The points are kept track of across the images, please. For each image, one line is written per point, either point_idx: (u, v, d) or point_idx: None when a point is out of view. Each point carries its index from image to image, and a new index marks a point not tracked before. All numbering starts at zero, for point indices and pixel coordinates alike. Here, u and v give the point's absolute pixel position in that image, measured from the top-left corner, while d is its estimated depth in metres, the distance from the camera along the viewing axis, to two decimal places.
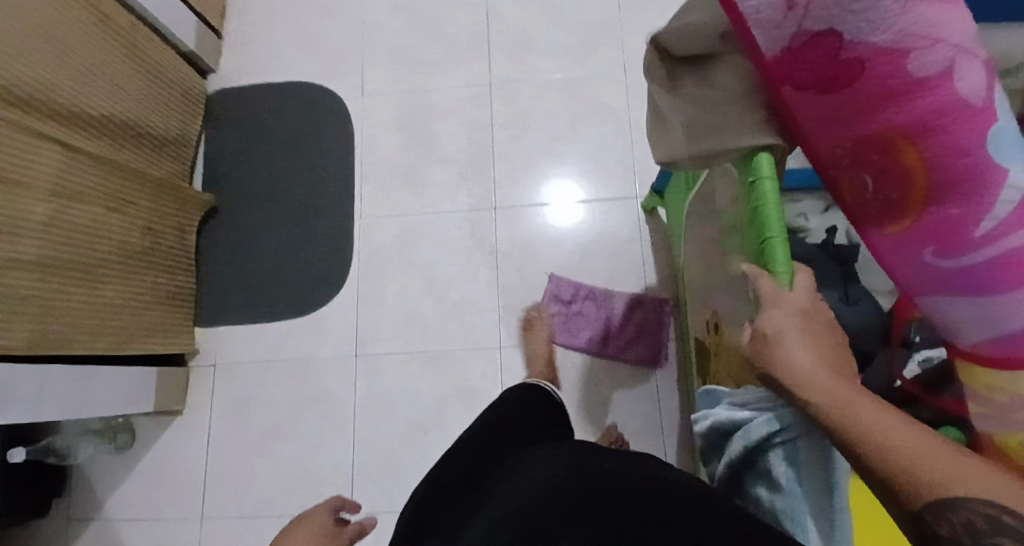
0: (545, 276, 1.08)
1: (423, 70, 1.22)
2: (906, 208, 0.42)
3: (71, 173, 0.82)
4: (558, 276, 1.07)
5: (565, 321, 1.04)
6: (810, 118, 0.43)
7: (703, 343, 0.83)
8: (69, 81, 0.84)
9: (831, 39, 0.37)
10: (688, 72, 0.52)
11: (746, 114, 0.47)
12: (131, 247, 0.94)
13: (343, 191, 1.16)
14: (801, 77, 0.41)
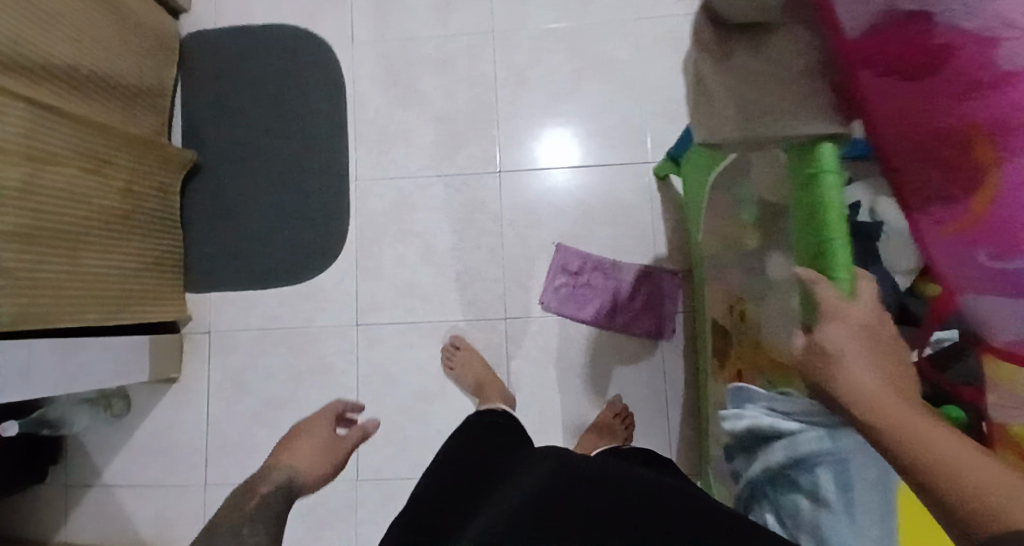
0: (551, 246, 1.03)
1: (417, 13, 1.10)
2: (965, 206, 0.35)
3: (34, 131, 0.74)
4: (565, 247, 1.03)
5: (572, 292, 1.02)
6: (880, 100, 0.38)
7: (721, 323, 0.82)
8: (17, 23, 0.73)
9: (921, 18, 0.32)
10: (742, 40, 0.45)
11: (808, 97, 0.42)
12: (114, 209, 0.88)
13: (335, 150, 1.08)
14: (877, 58, 0.36)
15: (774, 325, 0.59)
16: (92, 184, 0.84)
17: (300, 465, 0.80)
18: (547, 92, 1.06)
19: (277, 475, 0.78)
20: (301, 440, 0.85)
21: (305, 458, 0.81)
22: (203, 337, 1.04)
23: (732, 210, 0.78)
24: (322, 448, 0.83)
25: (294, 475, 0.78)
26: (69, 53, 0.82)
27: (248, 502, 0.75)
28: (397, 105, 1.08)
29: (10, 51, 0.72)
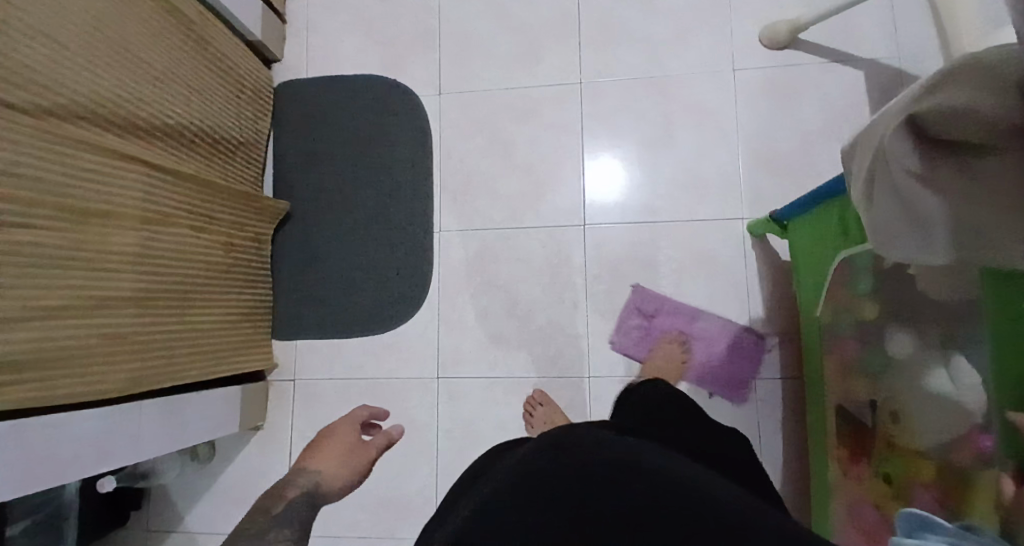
0: (625, 285, 1.01)
1: (501, 63, 1.09)
2: None
3: (151, 194, 0.76)
4: (640, 289, 1.00)
5: (643, 334, 0.99)
6: None
7: (846, 410, 0.79)
8: (135, 88, 0.75)
9: None
10: (948, 154, 0.40)
11: None
12: (215, 266, 0.89)
13: (418, 200, 1.08)
14: None
15: (933, 427, 0.59)
16: (198, 243, 0.86)
17: (327, 472, 0.80)
18: (641, 145, 1.04)
19: (302, 481, 0.77)
20: (330, 444, 0.85)
21: (331, 464, 0.81)
22: (286, 387, 1.06)
23: (852, 284, 0.73)
24: (344, 455, 0.83)
25: (319, 484, 0.78)
26: (182, 113, 0.84)
27: (273, 507, 0.73)
28: (481, 155, 1.08)
29: (127, 118, 0.74)
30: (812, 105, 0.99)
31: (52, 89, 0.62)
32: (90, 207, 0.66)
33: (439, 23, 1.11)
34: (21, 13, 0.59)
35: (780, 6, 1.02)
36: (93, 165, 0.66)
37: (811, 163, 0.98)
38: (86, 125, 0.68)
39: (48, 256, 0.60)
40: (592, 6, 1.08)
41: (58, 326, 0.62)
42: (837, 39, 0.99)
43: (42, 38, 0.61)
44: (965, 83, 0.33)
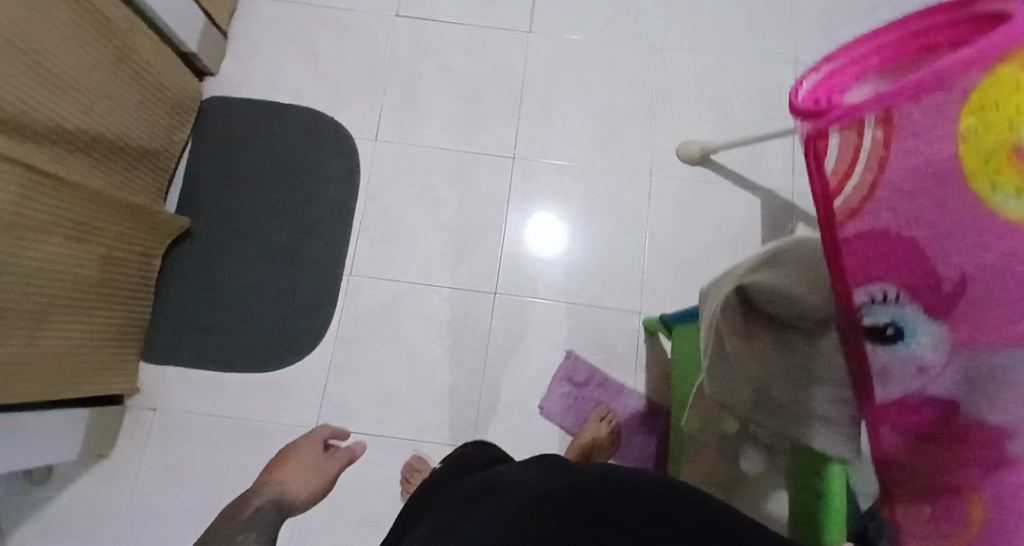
0: (562, 351, 1.03)
1: (438, 122, 1.12)
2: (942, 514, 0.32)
3: (29, 198, 0.70)
4: (575, 354, 1.02)
5: (571, 403, 1.01)
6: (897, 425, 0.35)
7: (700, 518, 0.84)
8: (34, 88, 0.71)
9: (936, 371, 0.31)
10: (771, 330, 0.45)
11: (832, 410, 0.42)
12: (87, 280, 0.83)
13: (334, 241, 1.06)
14: (900, 418, 0.35)
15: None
16: (71, 254, 0.79)
17: (291, 482, 0.69)
18: (564, 227, 1.08)
19: (267, 490, 0.67)
20: (290, 461, 0.74)
21: (296, 475, 0.71)
22: (147, 415, 0.97)
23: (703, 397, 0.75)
24: (312, 466, 0.73)
25: (285, 494, 0.67)
26: (79, 116, 0.80)
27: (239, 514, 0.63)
28: (405, 207, 1.08)
29: (14, 113, 0.69)
30: (716, 219, 1.07)
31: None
32: None
33: (386, 73, 1.13)
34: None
35: (701, 126, 1.12)
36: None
37: (708, 271, 1.05)
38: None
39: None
40: (536, 88, 1.14)
41: None
42: (743, 165, 1.09)
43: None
44: (793, 266, 0.43)
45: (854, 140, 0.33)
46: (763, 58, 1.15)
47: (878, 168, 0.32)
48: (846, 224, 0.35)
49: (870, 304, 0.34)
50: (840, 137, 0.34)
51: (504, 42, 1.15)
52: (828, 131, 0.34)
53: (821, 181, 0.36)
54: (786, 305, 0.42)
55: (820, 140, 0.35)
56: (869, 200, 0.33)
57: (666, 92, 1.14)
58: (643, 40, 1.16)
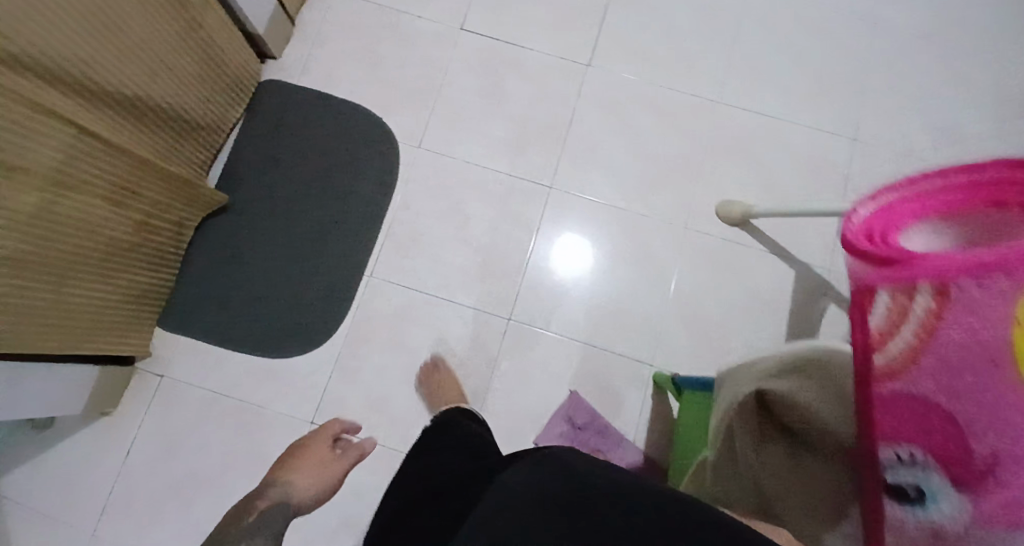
0: (564, 391, 1.01)
1: (482, 141, 1.12)
2: None
3: (72, 157, 0.73)
4: (576, 396, 1.01)
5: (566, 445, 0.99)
6: None
7: None
8: (96, 51, 0.74)
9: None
10: (782, 439, 0.44)
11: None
12: (119, 243, 0.85)
13: (361, 240, 1.07)
14: None
15: None
16: (108, 216, 0.82)
17: (297, 484, 0.79)
18: (588, 265, 1.07)
19: (273, 493, 0.78)
20: (301, 459, 0.84)
21: (304, 474, 0.81)
22: (154, 379, 0.99)
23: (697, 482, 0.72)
24: (320, 466, 0.83)
25: (289, 496, 0.78)
26: (137, 84, 0.82)
27: (252, 510, 0.76)
28: (436, 219, 1.09)
29: (68, 71, 0.71)
30: (741, 285, 1.05)
31: (2, 33, 0.59)
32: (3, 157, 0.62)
33: (442, 85, 1.14)
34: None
35: (743, 189, 1.10)
36: (15, 113, 0.62)
37: (726, 337, 1.03)
38: (15, 69, 0.63)
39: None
40: (585, 124, 1.14)
41: None
42: (782, 235, 1.07)
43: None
44: (818, 381, 0.42)
45: (902, 304, 0.32)
46: (819, 132, 1.14)
47: (923, 337, 0.30)
48: (881, 380, 0.33)
49: (895, 463, 0.32)
50: (888, 299, 0.33)
51: (563, 73, 1.16)
52: (878, 289, 0.34)
53: (863, 335, 0.35)
54: (804, 424, 0.42)
55: (868, 295, 0.35)
56: (911, 363, 0.31)
57: (715, 148, 1.13)
58: (701, 93, 1.15)
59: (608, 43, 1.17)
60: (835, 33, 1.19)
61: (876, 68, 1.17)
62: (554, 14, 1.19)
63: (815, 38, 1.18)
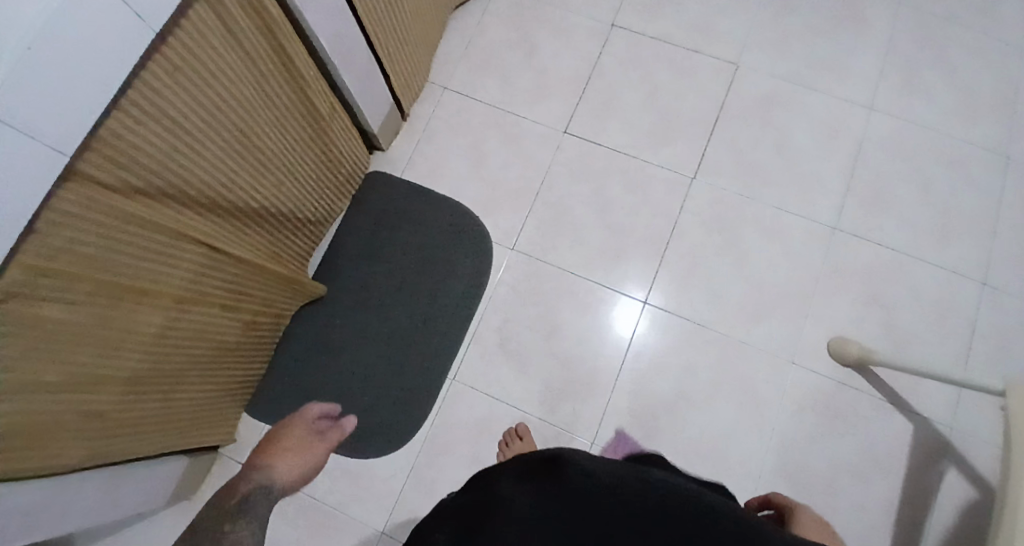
0: None
1: (579, 250, 1.13)
2: None
3: (199, 274, 0.74)
4: (623, 434, 1.02)
5: None
6: None
7: None
8: (234, 170, 0.77)
9: None
10: None
11: None
12: (227, 342, 0.86)
13: (449, 342, 1.07)
14: None
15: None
16: (222, 320, 0.83)
17: (278, 466, 0.86)
18: (676, 391, 1.05)
19: (258, 476, 0.85)
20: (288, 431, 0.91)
21: (283, 463, 0.87)
22: (237, 467, 1.00)
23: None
24: (298, 452, 0.89)
25: (270, 480, 0.84)
26: (263, 193, 0.84)
27: (230, 499, 0.81)
28: (526, 326, 1.08)
29: (209, 193, 0.73)
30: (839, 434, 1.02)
31: (148, 166, 0.62)
32: (134, 280, 0.64)
33: (542, 188, 1.16)
34: (142, 88, 0.56)
35: (860, 325, 1.08)
36: (148, 241, 0.64)
37: (823, 485, 1.00)
38: (164, 199, 0.66)
39: (59, 330, 0.56)
40: (685, 240, 1.14)
41: (54, 399, 0.58)
42: (899, 384, 1.05)
43: (154, 116, 0.60)
44: None
45: None
46: (927, 274, 1.11)
47: None
48: None
49: None
50: None
51: (667, 185, 1.17)
52: None
53: None
54: None
55: None
56: None
57: (821, 281, 1.11)
58: (820, 221, 1.15)
59: (714, 156, 1.18)
60: (963, 170, 1.17)
61: (1006, 209, 1.14)
62: (661, 123, 1.20)
63: (933, 170, 1.17)
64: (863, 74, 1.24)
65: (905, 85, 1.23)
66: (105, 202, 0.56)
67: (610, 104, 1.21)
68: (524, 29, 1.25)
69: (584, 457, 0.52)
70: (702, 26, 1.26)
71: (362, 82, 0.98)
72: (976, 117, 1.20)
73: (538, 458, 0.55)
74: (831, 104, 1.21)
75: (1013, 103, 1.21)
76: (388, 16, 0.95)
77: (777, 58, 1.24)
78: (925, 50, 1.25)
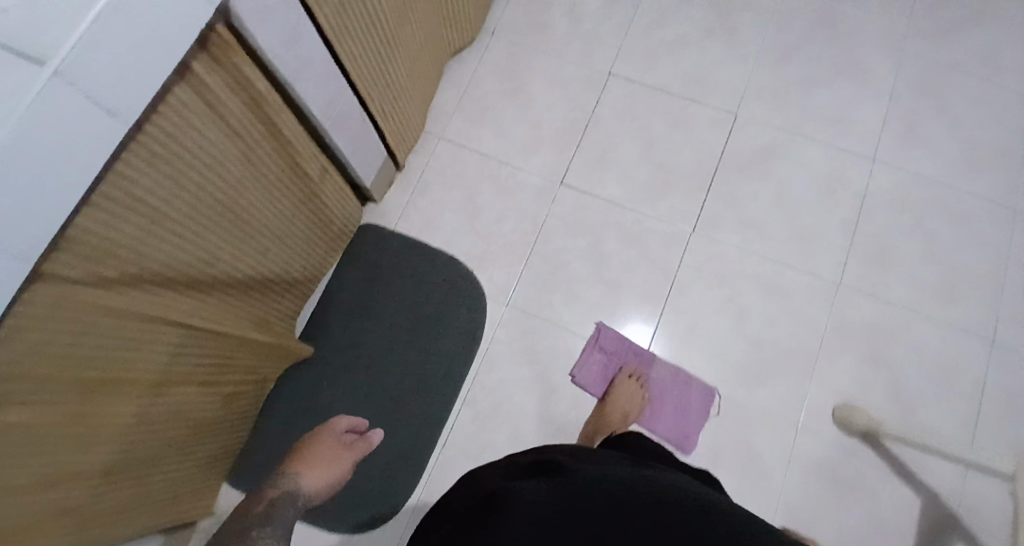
0: None
1: (575, 305, 1.10)
2: None
3: (179, 353, 0.72)
4: (604, 327, 1.09)
5: None
6: None
7: None
8: (220, 244, 0.74)
9: None
10: None
11: None
12: (207, 414, 0.83)
13: (441, 404, 1.03)
14: None
15: None
16: (204, 395, 0.80)
17: (304, 477, 0.83)
18: (671, 422, 1.04)
19: (283, 486, 0.80)
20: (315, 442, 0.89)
21: (309, 473, 0.83)
22: None
23: None
24: (325, 463, 0.85)
25: (295, 490, 0.80)
26: (250, 262, 0.82)
27: (254, 507, 0.75)
28: (520, 387, 1.05)
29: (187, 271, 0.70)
30: (847, 506, 0.98)
31: (127, 257, 0.59)
32: (108, 371, 0.61)
33: (538, 241, 1.14)
34: (120, 181, 0.54)
35: (864, 388, 1.05)
36: (125, 330, 0.61)
37: None
38: (143, 285, 0.63)
39: (30, 438, 0.53)
40: (684, 295, 1.11)
41: (23, 509, 0.55)
42: (907, 452, 1.01)
43: (133, 206, 0.57)
44: None
45: None
46: (934, 336, 1.08)
47: None
48: None
49: None
50: None
51: (665, 238, 1.14)
52: None
53: None
54: None
55: None
56: None
57: (825, 341, 1.08)
58: (823, 277, 1.12)
59: (713, 209, 1.16)
60: (969, 225, 1.15)
61: (1015, 266, 1.11)
62: (658, 174, 1.18)
63: (938, 225, 1.15)
64: (863, 124, 1.22)
65: (905, 137, 1.21)
66: (76, 302, 0.53)
67: (606, 154, 1.19)
68: (520, 78, 1.24)
69: (576, 461, 0.55)
70: (699, 75, 1.24)
71: (355, 142, 0.95)
72: (980, 171, 1.18)
73: (529, 465, 0.56)
74: (832, 155, 1.19)
75: (1017, 156, 1.19)
76: (382, 76, 0.94)
77: (775, 109, 1.23)
78: (926, 101, 1.23)
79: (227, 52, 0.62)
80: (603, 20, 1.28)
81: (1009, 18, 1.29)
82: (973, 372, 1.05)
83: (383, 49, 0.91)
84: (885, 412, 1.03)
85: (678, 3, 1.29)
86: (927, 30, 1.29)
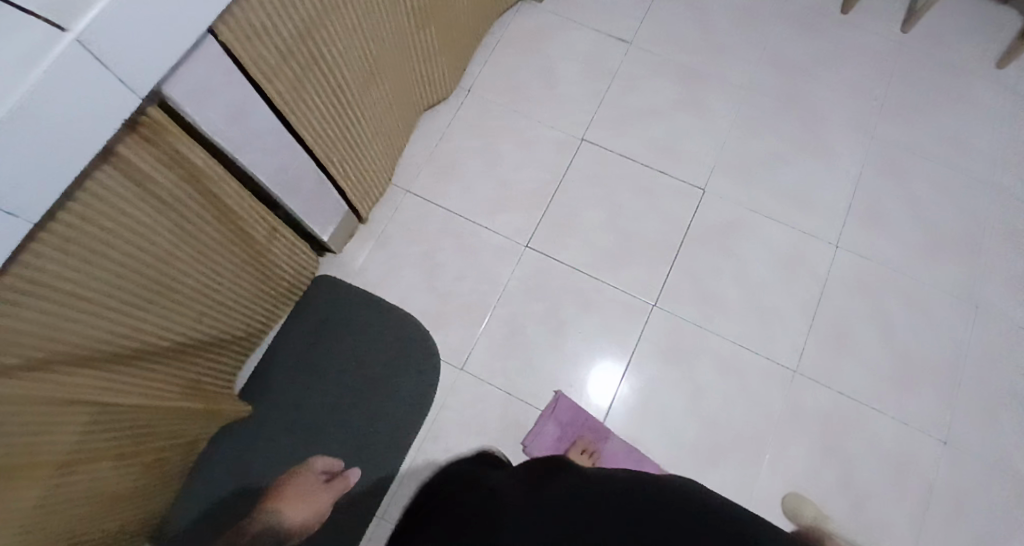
0: None
1: (530, 373, 1.08)
2: None
3: (92, 428, 0.68)
4: (561, 397, 1.07)
5: None
6: None
7: None
8: (147, 316, 0.71)
9: None
10: None
11: None
12: (124, 484, 0.79)
13: (383, 471, 1.00)
14: None
15: None
16: (118, 466, 0.76)
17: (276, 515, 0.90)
18: None
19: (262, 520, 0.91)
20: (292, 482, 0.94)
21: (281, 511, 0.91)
22: None
23: None
24: (295, 503, 0.91)
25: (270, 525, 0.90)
26: (182, 328, 0.79)
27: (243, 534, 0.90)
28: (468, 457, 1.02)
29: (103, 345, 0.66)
30: None
31: (36, 343, 0.56)
32: (11, 461, 0.57)
33: (496, 304, 1.12)
34: (33, 272, 0.51)
35: (815, 480, 1.04)
36: (32, 416, 0.58)
37: None
38: (55, 367, 0.60)
39: None
40: (640, 369, 1.10)
41: None
42: None
43: (46, 294, 0.54)
44: None
45: None
46: (888, 427, 1.07)
47: None
48: None
49: None
50: None
51: (624, 309, 1.13)
52: None
53: None
54: None
55: None
56: None
57: (778, 426, 1.07)
58: (780, 360, 1.11)
59: (675, 283, 1.15)
60: (930, 314, 1.15)
61: (971, 359, 1.12)
62: (622, 244, 1.17)
63: (898, 313, 1.15)
64: (828, 205, 1.23)
65: (869, 221, 1.22)
66: None
67: (572, 220, 1.18)
68: (491, 135, 1.23)
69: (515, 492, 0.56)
70: (668, 145, 1.25)
71: (309, 202, 0.94)
72: (942, 259, 1.19)
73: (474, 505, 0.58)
74: (796, 237, 1.20)
75: (977, 247, 1.20)
76: (343, 138, 0.92)
77: (742, 184, 1.23)
78: (891, 185, 1.25)
79: (161, 132, 0.58)
80: (578, 82, 1.28)
81: (978, 107, 1.31)
82: (925, 466, 1.05)
83: (345, 113, 0.89)
84: (835, 505, 1.02)
85: (652, 72, 1.30)
86: (896, 114, 1.30)
